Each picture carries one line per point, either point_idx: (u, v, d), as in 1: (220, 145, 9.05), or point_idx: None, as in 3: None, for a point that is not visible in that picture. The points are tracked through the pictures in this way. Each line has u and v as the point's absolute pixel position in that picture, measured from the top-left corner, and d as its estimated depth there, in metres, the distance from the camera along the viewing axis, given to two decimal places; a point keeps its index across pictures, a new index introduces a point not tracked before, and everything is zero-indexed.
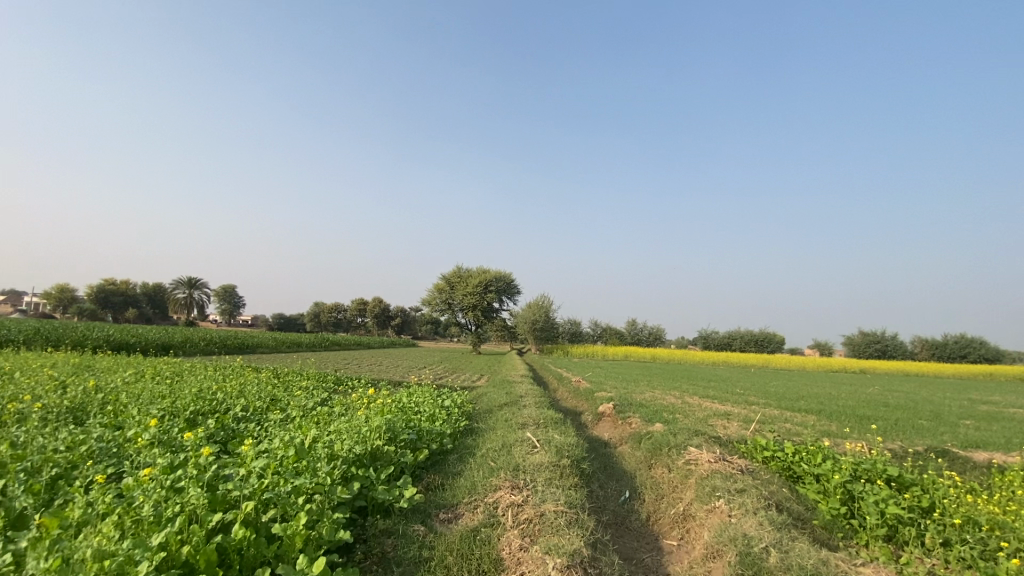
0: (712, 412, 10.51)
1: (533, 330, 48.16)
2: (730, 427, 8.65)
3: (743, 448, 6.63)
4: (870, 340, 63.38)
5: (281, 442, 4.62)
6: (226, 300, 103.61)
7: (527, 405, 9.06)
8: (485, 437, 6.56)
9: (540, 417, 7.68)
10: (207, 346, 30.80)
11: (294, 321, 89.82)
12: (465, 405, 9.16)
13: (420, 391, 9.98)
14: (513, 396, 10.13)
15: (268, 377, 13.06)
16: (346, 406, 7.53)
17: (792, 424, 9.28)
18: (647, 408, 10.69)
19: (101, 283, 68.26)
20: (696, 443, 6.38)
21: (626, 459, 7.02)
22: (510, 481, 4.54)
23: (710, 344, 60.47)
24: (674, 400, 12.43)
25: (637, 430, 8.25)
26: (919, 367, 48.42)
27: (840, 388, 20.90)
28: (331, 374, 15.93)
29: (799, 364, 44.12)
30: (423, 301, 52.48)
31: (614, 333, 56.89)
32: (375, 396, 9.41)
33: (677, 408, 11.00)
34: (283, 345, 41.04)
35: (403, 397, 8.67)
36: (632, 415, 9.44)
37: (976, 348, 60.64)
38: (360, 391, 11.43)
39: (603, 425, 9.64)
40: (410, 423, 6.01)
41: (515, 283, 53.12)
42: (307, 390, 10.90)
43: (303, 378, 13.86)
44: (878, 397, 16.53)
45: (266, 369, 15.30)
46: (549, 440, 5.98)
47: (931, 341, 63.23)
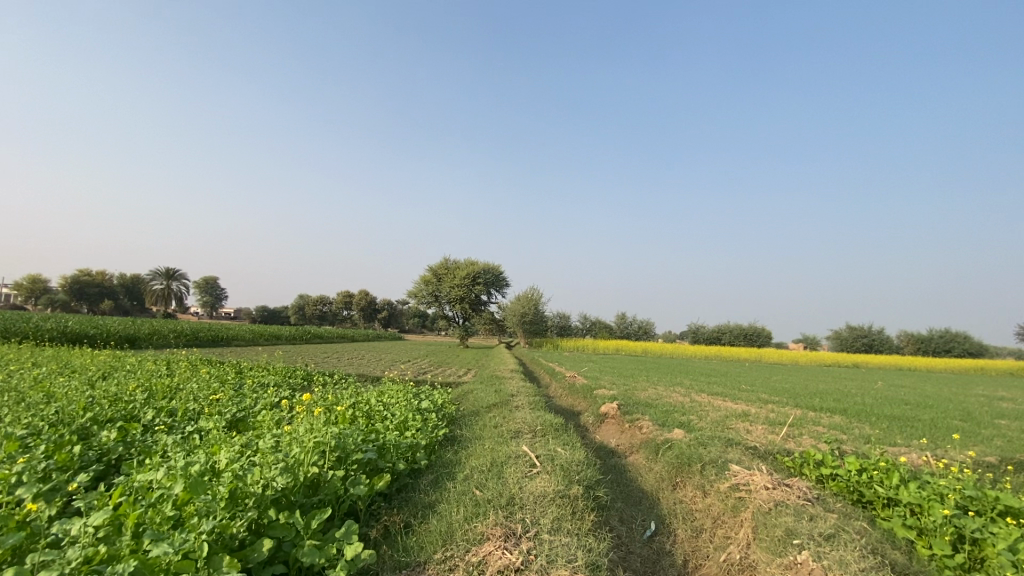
0: (728, 413, 9.23)
1: (522, 323, 46.85)
2: (756, 433, 7.37)
3: (790, 463, 5.34)
4: (858, 334, 63.32)
5: (174, 470, 3.26)
6: (207, 293, 100.72)
7: (519, 406, 7.75)
8: (468, 450, 5.21)
9: (536, 422, 6.36)
10: (177, 339, 29.02)
11: (277, 314, 87.50)
12: (447, 407, 7.80)
13: (395, 389, 8.61)
14: (503, 395, 8.81)
15: (228, 372, 11.61)
16: (299, 411, 6.14)
17: (825, 428, 8.03)
18: (655, 408, 9.40)
19: (75, 273, 65.76)
20: (735, 457, 5.07)
21: (644, 475, 5.70)
22: (503, 526, 3.18)
23: (700, 338, 59.87)
24: (681, 398, 11.17)
25: (650, 436, 6.94)
26: (907, 361, 48.12)
27: (843, 383, 19.93)
28: (302, 368, 14.48)
29: (790, 358, 43.50)
30: (409, 293, 50.84)
31: (604, 326, 55.82)
32: (340, 395, 8.02)
33: (687, 408, 9.74)
34: (260, 338, 39.24)
35: (373, 398, 7.30)
36: (641, 417, 8.17)
37: (961, 342, 60.87)
38: (329, 388, 10.04)
39: (607, 429, 8.37)
40: (371, 434, 4.66)
41: (503, 275, 51.82)
42: (266, 388, 9.48)
43: (266, 373, 12.39)
44: (890, 393, 15.50)
45: (227, 363, 13.80)
46: (552, 457, 4.65)
47: (916, 336, 63.30)
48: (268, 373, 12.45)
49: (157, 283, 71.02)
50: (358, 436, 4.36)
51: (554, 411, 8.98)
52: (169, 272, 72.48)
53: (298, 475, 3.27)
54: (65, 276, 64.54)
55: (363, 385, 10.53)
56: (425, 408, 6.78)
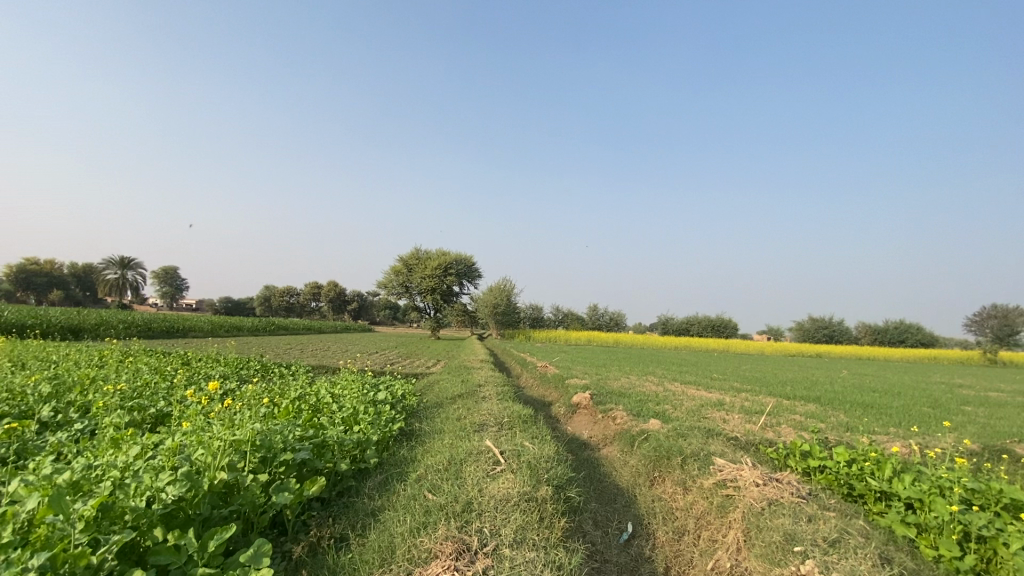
0: (703, 402, 8.94)
1: (494, 314, 46.34)
2: (734, 423, 7.04)
3: (774, 455, 4.98)
4: (819, 325, 65.26)
5: (42, 478, 2.63)
6: (166, 283, 96.53)
7: (486, 397, 7.23)
8: (425, 446, 4.65)
9: (504, 414, 5.84)
10: (127, 330, 27.42)
11: (241, 306, 84.60)
12: (408, 398, 7.22)
13: (353, 380, 7.99)
14: (470, 386, 8.26)
15: (172, 364, 10.72)
16: (236, 404, 5.48)
17: (802, 417, 7.79)
18: (629, 397, 9.02)
19: (22, 262, 62.02)
20: (718, 450, 4.66)
21: (618, 470, 5.25)
22: (456, 539, 2.65)
23: (669, 328, 60.53)
24: (655, 387, 10.87)
25: (625, 427, 6.52)
26: (865, 351, 49.77)
27: (811, 372, 20.13)
28: (257, 359, 13.64)
29: (756, 348, 44.42)
30: (378, 284, 49.61)
31: (576, 318, 55.85)
32: (291, 387, 7.37)
33: (662, 397, 9.41)
34: (220, 329, 37.60)
35: (326, 389, 6.66)
36: (615, 407, 7.77)
37: (914, 332, 63.43)
38: (283, 379, 9.35)
39: (579, 420, 7.93)
40: (311, 431, 4.06)
41: (475, 266, 51.12)
42: (211, 380, 8.71)
43: (216, 365, 11.54)
44: (857, 382, 15.59)
45: (174, 354, 12.82)
46: (519, 452, 4.14)
47: (874, 327, 65.69)
48: (217, 364, 11.59)
49: (110, 272, 67.38)
50: (292, 432, 3.76)
51: (523, 402, 8.50)
52: (124, 261, 68.95)
53: (201, 482, 2.66)
54: (10, 265, 60.79)
55: (320, 377, 9.85)
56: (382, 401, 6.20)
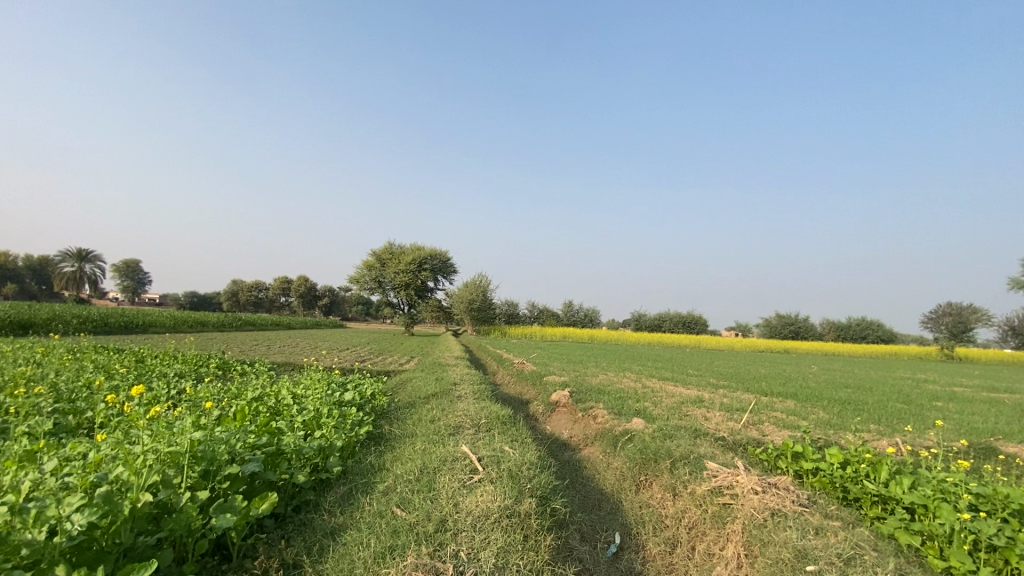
0: (684, 399, 8.76)
1: (469, 310, 45.83)
2: (717, 421, 6.85)
3: (764, 456, 4.76)
4: (786, 322, 66.95)
5: None
6: (127, 276, 92.54)
7: (462, 396, 6.85)
8: (395, 451, 4.27)
9: (480, 414, 5.48)
10: (82, 324, 25.95)
11: (206, 300, 81.76)
12: (378, 398, 6.78)
13: (320, 378, 7.53)
14: (444, 384, 7.87)
15: (121, 361, 9.96)
16: (185, 409, 4.97)
17: (784, 414, 7.68)
18: (608, 395, 8.77)
19: None
20: (709, 453, 4.41)
21: (602, 473, 4.95)
22: (428, 567, 2.29)
23: (642, 325, 61.07)
24: (634, 384, 10.68)
25: (607, 427, 6.24)
26: (831, 347, 51.22)
27: (783, 367, 20.38)
28: (219, 356, 12.90)
29: (728, 344, 45.18)
30: (350, 279, 48.48)
31: (551, 314, 55.80)
32: (251, 386, 6.88)
33: (642, 394, 9.21)
34: (183, 325, 36.03)
35: (289, 388, 6.18)
36: (596, 405, 7.50)
37: (875, 329, 65.73)
38: (244, 377, 8.78)
39: (558, 420, 7.63)
40: (265, 438, 3.63)
41: (450, 261, 50.48)
42: (163, 378, 8.08)
43: (172, 362, 10.79)
44: (829, 378, 15.77)
45: (126, 351, 11.97)
46: (498, 458, 3.81)
47: (838, 324, 67.75)
48: (173, 362, 10.85)
49: (65, 265, 64.07)
50: (243, 439, 3.33)
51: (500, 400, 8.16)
52: (80, 253, 65.69)
53: (123, 505, 2.24)
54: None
55: (284, 375, 9.29)
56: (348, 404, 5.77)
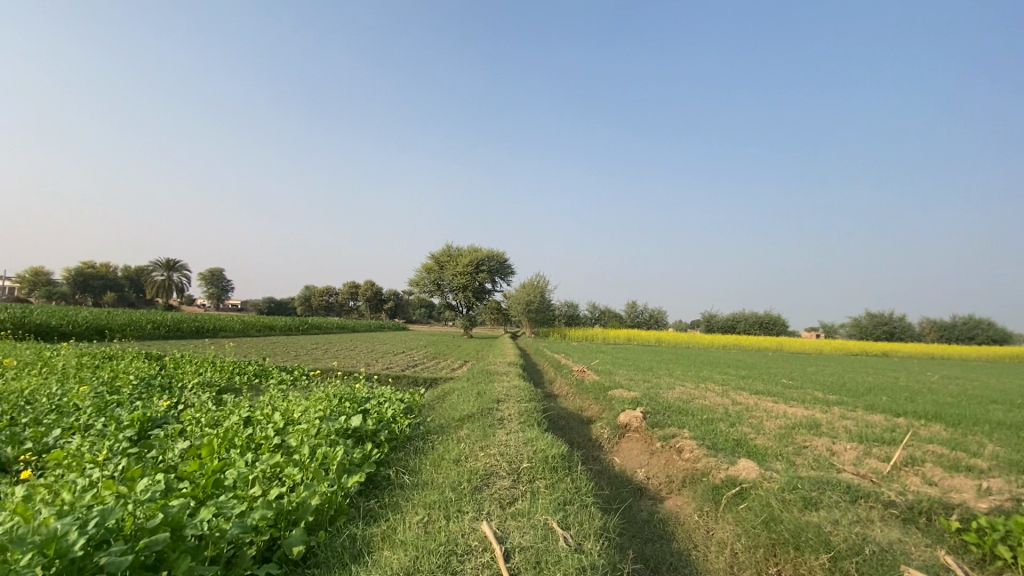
0: (792, 423, 6.84)
1: (527, 312, 44.48)
2: (852, 463, 5.02)
3: (973, 539, 2.96)
4: (877, 321, 60.34)
5: None
6: (213, 284, 99.38)
7: (505, 420, 5.41)
8: (388, 521, 2.92)
9: (521, 451, 4.00)
10: (156, 330, 27.11)
11: (280, 306, 86.08)
12: (402, 421, 5.49)
13: (341, 392, 6.40)
14: (487, 401, 6.50)
15: (153, 370, 9.44)
16: (140, 455, 3.91)
17: (945, 449, 5.62)
18: (692, 416, 7.02)
19: (82, 267, 64.93)
20: (894, 540, 2.73)
21: (701, 548, 3.37)
22: None
23: (712, 326, 57.04)
24: (720, 400, 8.79)
25: (700, 471, 4.58)
26: (935, 349, 45.19)
27: (890, 375, 17.37)
28: (262, 364, 12.31)
29: (812, 346, 40.91)
30: (410, 283, 48.67)
31: (613, 315, 53.34)
32: (259, 401, 5.84)
33: (734, 415, 7.42)
34: (252, 329, 37.30)
35: (291, 407, 5.04)
36: (680, 431, 5.84)
37: (986, 328, 57.67)
38: (269, 389, 7.86)
39: (630, 451, 6.02)
40: (176, 509, 2.38)
41: (508, 262, 49.37)
42: (179, 393, 7.29)
43: (205, 371, 10.14)
44: (961, 389, 12.91)
45: (167, 358, 11.54)
46: (535, 551, 2.36)
47: (939, 323, 60.15)
48: (207, 371, 10.18)
49: (156, 275, 69.27)
50: (118, 522, 2.10)
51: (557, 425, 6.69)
52: (169, 263, 70.92)
53: None
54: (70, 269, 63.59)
55: (313, 387, 8.30)
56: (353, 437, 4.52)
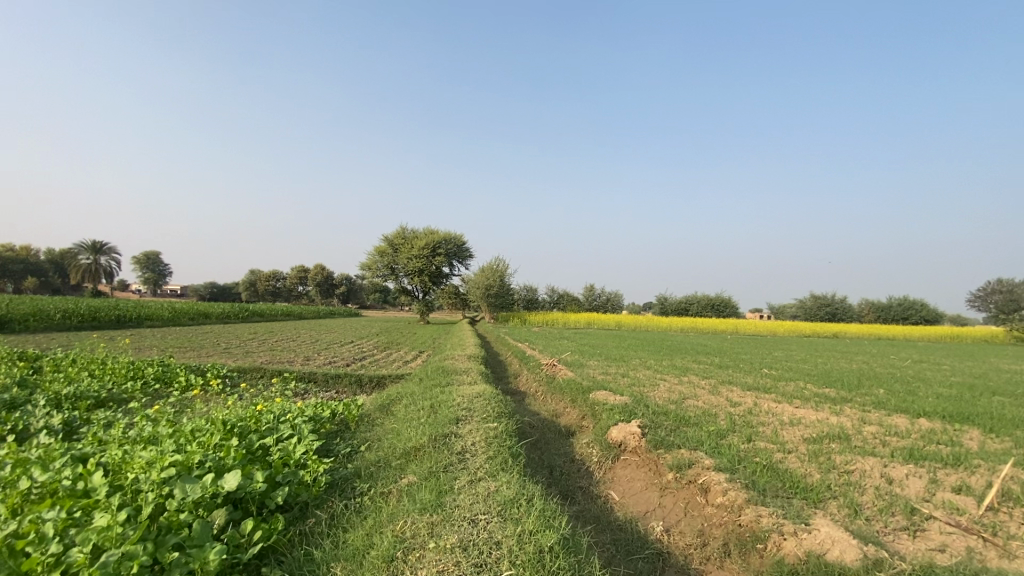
0: (819, 436, 5.63)
1: (486, 296, 42.80)
2: (930, 501, 3.87)
3: None
4: (822, 303, 62.46)
5: None
6: (148, 268, 91.67)
7: (470, 460, 3.88)
8: None
9: (495, 536, 2.48)
10: (64, 320, 23.63)
11: (224, 291, 80.81)
12: (318, 460, 3.85)
13: (238, 417, 4.65)
14: (443, 419, 4.93)
15: (8, 380, 7.25)
16: None
17: (1020, 471, 4.54)
18: (700, 428, 5.67)
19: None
20: None
21: None
22: None
23: (668, 309, 57.41)
24: (717, 401, 7.56)
25: (749, 532, 3.24)
26: (876, 329, 46.90)
27: (859, 360, 16.99)
28: (170, 362, 10.18)
29: (766, 328, 41.48)
30: (362, 267, 45.99)
31: (572, 299, 52.55)
32: (109, 437, 4.03)
33: (744, 423, 6.20)
34: (184, 317, 33.81)
35: (137, 451, 3.29)
36: (700, 457, 4.44)
37: (919, 309, 60.73)
38: (153, 411, 5.97)
39: (629, 481, 4.62)
40: None
41: (466, 245, 47.40)
42: (14, 417, 5.27)
43: (84, 379, 7.96)
44: (939, 376, 12.43)
45: (38, 361, 9.19)
46: None
47: (877, 304, 62.92)
48: (87, 379, 8.02)
49: (79, 257, 62.74)
50: None
51: (533, 449, 5.17)
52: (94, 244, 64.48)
53: None
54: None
55: (215, 405, 6.43)
56: (226, 510, 2.86)
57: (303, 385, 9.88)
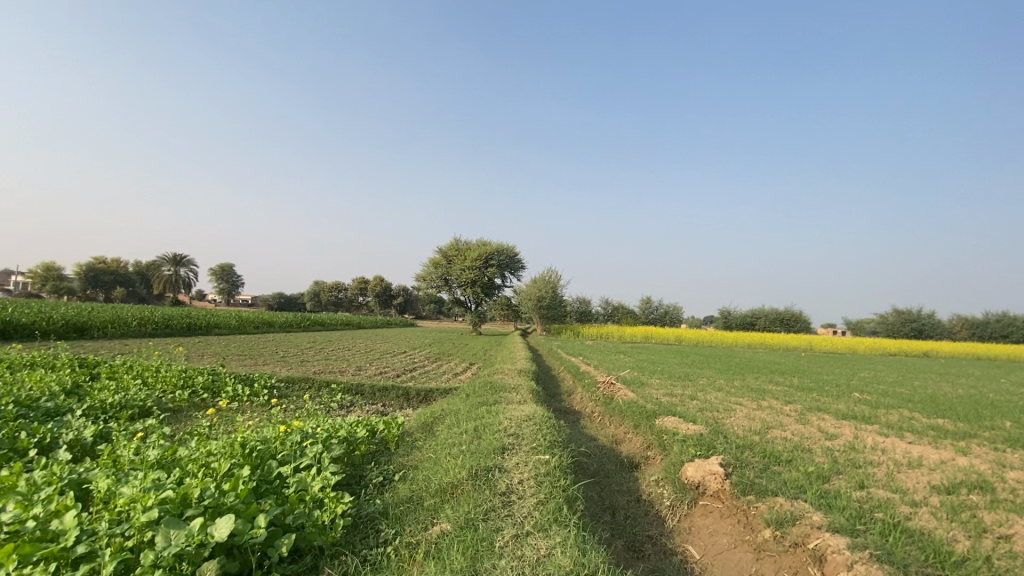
0: (953, 484, 4.51)
1: (538, 308, 42.09)
2: None
3: None
4: (905, 318, 57.06)
5: None
6: (223, 280, 98.17)
7: (516, 508, 3.18)
8: None
9: None
10: (141, 328, 25.10)
11: (290, 302, 84.93)
12: (341, 495, 3.29)
13: (260, 438, 4.19)
14: (487, 448, 4.25)
15: (63, 387, 7.30)
16: None
17: None
18: (796, 470, 4.70)
19: (92, 262, 64.04)
20: None
21: None
22: None
23: (731, 323, 54.36)
24: (806, 432, 6.48)
25: None
26: (972, 347, 42.04)
27: (961, 384, 14.88)
28: (222, 371, 10.16)
29: (841, 345, 38.16)
30: (416, 278, 46.64)
31: (627, 312, 50.84)
32: (121, 460, 3.67)
33: (847, 463, 5.17)
34: (250, 326, 35.30)
35: (129, 483, 2.86)
36: (807, 511, 3.54)
37: (1022, 326, 54.17)
38: (190, 430, 5.69)
39: (712, 534, 3.78)
40: None
41: (518, 257, 47.03)
42: (50, 429, 5.10)
43: (135, 388, 7.94)
44: None
45: (99, 368, 9.38)
46: None
47: (971, 320, 56.68)
48: (137, 387, 7.99)
49: (162, 269, 67.76)
50: None
51: (595, 491, 4.40)
52: (176, 257, 69.53)
53: None
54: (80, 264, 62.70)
55: (251, 423, 6.07)
56: (218, 563, 2.34)
57: (348, 399, 9.55)
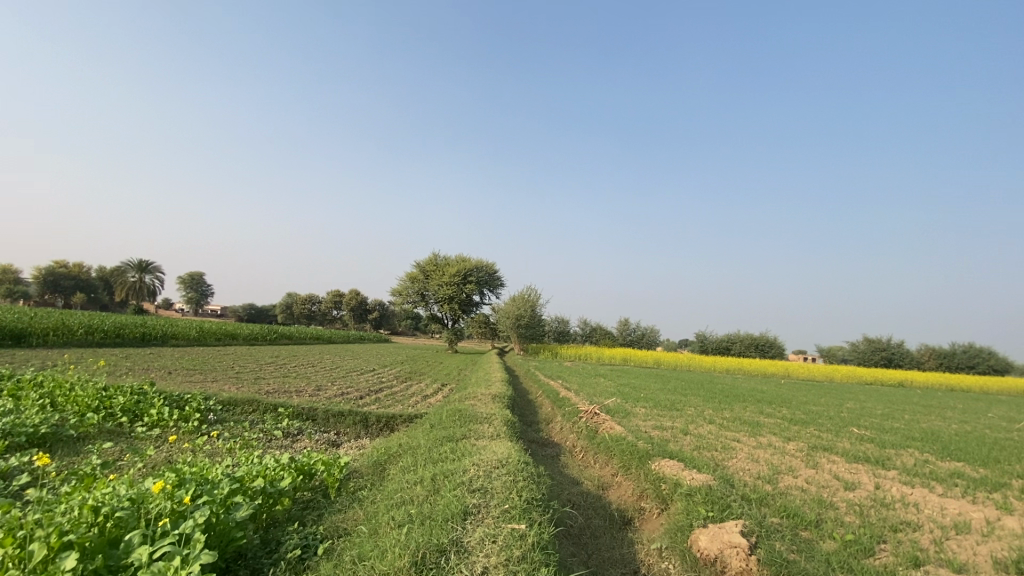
0: (1021, 560, 3.66)
1: (517, 327, 41.07)
2: None
3: None
4: (875, 346, 57.79)
5: None
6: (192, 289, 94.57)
7: None
8: None
9: None
10: (87, 337, 23.13)
11: (261, 313, 82.06)
12: None
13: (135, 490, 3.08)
14: (445, 510, 3.22)
15: None
16: None
17: None
18: (831, 538, 3.79)
19: (51, 266, 60.83)
20: None
21: None
22: None
23: (708, 347, 54.12)
24: (822, 480, 5.60)
25: None
26: (942, 378, 42.42)
27: (953, 419, 14.28)
28: (150, 389, 8.81)
29: (817, 372, 38.05)
30: (393, 293, 45.26)
31: (606, 333, 50.20)
32: None
33: (882, 524, 4.28)
34: (212, 338, 33.33)
35: None
36: None
37: (986, 358, 55.30)
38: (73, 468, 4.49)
39: None
40: None
41: (497, 274, 46.12)
42: None
43: (32, 410, 6.60)
44: None
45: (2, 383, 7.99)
46: None
47: (939, 350, 57.59)
48: (36, 409, 6.66)
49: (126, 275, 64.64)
50: None
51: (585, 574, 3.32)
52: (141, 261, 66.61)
53: None
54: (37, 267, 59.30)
55: (157, 462, 4.87)
56: None
57: (297, 425, 8.34)
